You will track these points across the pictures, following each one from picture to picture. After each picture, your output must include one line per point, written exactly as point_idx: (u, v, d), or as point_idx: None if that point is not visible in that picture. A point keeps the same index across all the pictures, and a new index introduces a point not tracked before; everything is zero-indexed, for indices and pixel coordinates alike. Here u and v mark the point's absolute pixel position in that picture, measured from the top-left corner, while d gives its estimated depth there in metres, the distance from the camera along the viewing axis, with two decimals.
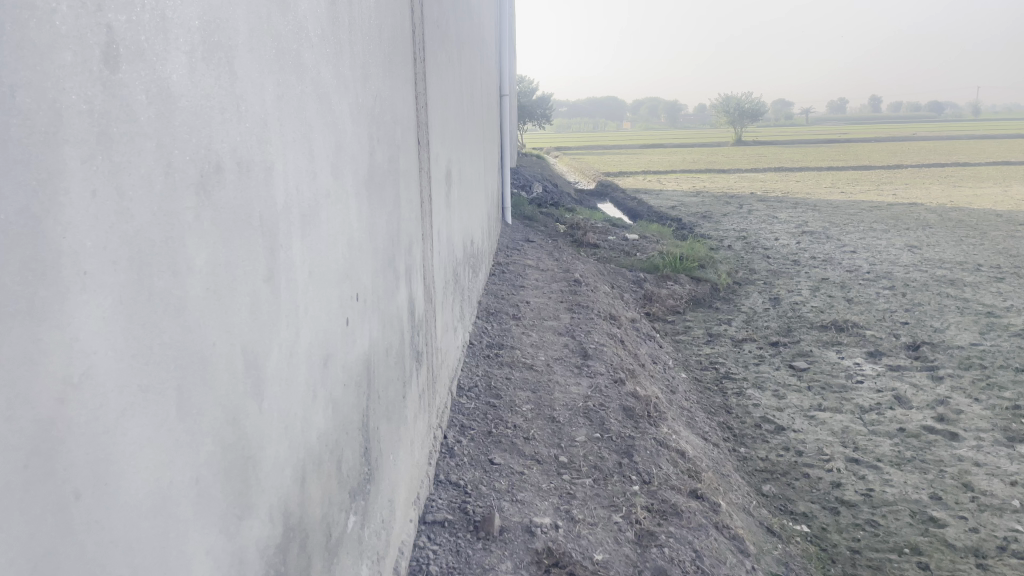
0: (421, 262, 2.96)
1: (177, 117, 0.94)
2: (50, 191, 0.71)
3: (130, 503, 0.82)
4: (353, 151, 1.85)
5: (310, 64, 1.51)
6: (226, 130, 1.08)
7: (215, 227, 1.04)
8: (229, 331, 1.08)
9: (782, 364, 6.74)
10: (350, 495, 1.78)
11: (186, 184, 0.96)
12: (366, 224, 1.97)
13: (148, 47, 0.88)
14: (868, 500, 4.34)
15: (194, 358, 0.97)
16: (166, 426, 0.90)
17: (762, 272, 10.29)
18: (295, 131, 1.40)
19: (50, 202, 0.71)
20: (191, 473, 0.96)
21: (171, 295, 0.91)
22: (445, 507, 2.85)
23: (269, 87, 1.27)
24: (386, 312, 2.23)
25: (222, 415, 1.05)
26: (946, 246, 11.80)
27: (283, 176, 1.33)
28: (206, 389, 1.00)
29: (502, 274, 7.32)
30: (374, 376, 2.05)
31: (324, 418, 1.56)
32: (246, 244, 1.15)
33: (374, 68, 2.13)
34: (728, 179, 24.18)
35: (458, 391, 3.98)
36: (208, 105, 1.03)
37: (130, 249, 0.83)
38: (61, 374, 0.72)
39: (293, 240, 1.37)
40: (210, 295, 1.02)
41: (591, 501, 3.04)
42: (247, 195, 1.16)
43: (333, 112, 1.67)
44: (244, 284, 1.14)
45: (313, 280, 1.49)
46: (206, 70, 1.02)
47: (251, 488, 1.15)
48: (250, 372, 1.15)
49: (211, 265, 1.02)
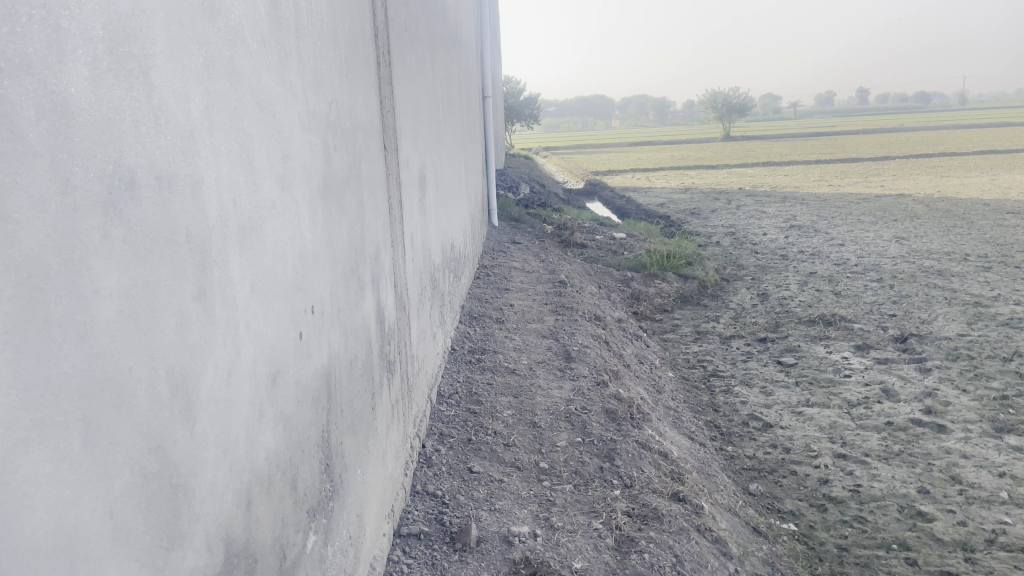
0: (391, 270, 2.91)
1: (78, 131, 0.89)
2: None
3: (23, 545, 0.77)
4: (304, 160, 1.80)
5: (248, 71, 1.46)
6: (141, 143, 1.03)
7: (129, 246, 0.99)
8: (150, 355, 1.04)
9: (770, 360, 6.71)
10: (310, 514, 1.74)
11: (90, 202, 0.91)
12: (322, 234, 1.93)
13: (40, 61, 0.83)
14: (856, 496, 4.30)
15: (105, 386, 0.92)
16: (69, 461, 0.85)
17: (750, 268, 10.28)
18: (229, 141, 1.35)
19: None
20: (104, 508, 0.91)
21: (72, 321, 0.86)
22: (421, 518, 2.80)
23: (196, 96, 1.22)
24: (350, 323, 2.18)
25: (143, 443, 1.00)
26: (934, 237, 11.80)
27: (216, 188, 1.29)
28: (122, 417, 0.96)
29: (487, 277, 7.27)
30: (336, 390, 2.01)
31: (275, 438, 1.52)
32: (170, 262, 1.10)
33: (329, 74, 2.08)
34: (717, 176, 24.16)
35: (438, 398, 3.94)
36: (117, 118, 0.98)
37: (18, 275, 0.78)
38: None
39: (230, 256, 1.32)
40: (124, 317, 0.97)
41: (571, 507, 2.99)
42: (171, 210, 1.11)
43: (278, 120, 1.63)
44: (168, 303, 1.09)
45: (256, 295, 1.44)
46: (112, 82, 0.97)
47: (181, 517, 1.10)
48: (179, 396, 1.11)
49: (124, 285, 0.97)
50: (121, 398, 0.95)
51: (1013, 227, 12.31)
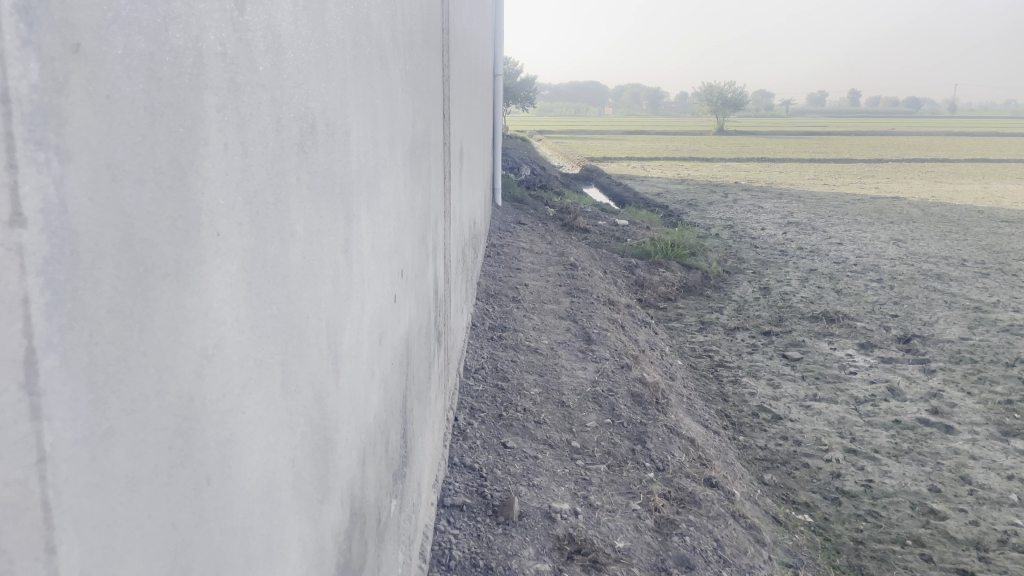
0: (443, 241, 2.88)
1: (285, 67, 0.86)
2: (191, 143, 0.61)
3: (246, 488, 0.74)
4: (402, 121, 1.77)
5: (376, 24, 1.43)
6: (319, 87, 1.00)
7: (309, 192, 0.96)
8: (318, 305, 1.01)
9: (775, 353, 6.75)
10: (394, 480, 1.72)
11: (291, 142, 0.88)
12: (408, 197, 1.90)
13: None
14: (869, 491, 4.35)
15: (294, 331, 0.90)
16: (274, 404, 0.82)
17: (751, 262, 10.33)
18: (364, 96, 1.32)
19: (194, 153, 0.61)
20: (289, 457, 0.89)
21: (279, 261, 0.83)
22: (462, 490, 2.79)
23: (348, 47, 1.19)
24: (420, 290, 2.16)
25: (312, 394, 0.98)
26: (930, 241, 11.90)
27: (356, 140, 1.26)
28: (301, 365, 0.93)
29: (497, 255, 7.25)
30: (411, 356, 1.99)
31: (378, 400, 1.50)
32: (331, 211, 1.08)
33: (416, 36, 2.05)
34: (711, 169, 24.19)
35: (465, 372, 3.92)
36: (307, 59, 0.95)
37: (251, 210, 0.75)
38: (199, 347, 0.63)
39: (361, 211, 1.30)
40: (306, 265, 0.95)
41: (608, 487, 3.00)
42: (333, 159, 1.09)
43: (390, 78, 1.60)
44: (329, 253, 1.07)
45: (374, 253, 1.42)
46: (305, 21, 0.94)
47: (330, 472, 1.08)
48: (332, 349, 1.09)
49: (306, 231, 0.95)
50: (302, 344, 0.93)
51: (1007, 235, 12.43)
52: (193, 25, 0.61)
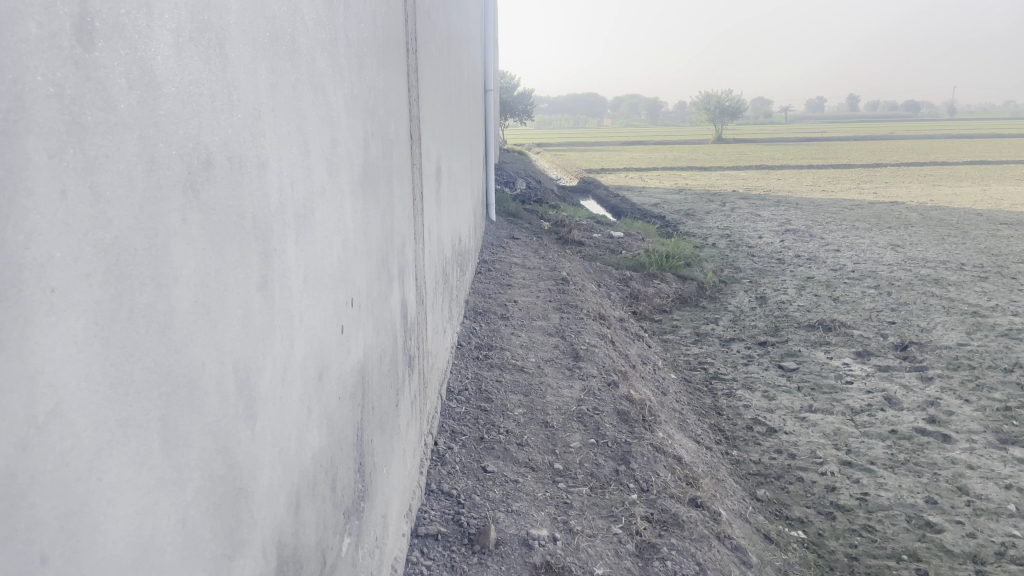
0: (413, 263, 2.83)
1: (162, 104, 0.81)
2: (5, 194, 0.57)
3: (107, 558, 0.69)
4: (348, 146, 1.72)
5: (305, 50, 1.38)
6: (216, 120, 0.95)
7: (204, 231, 0.91)
8: (220, 349, 0.96)
9: (771, 364, 6.67)
10: (345, 517, 1.66)
11: (172, 182, 0.83)
12: (360, 225, 1.85)
13: (130, 22, 0.75)
14: (864, 504, 4.27)
15: (182, 382, 0.85)
16: (149, 464, 0.77)
17: (747, 271, 10.25)
18: (289, 124, 1.27)
19: (11, 207, 0.57)
20: (177, 516, 0.83)
21: (154, 311, 0.78)
22: (438, 518, 2.73)
23: (263, 74, 1.14)
24: (380, 317, 2.11)
25: (212, 443, 0.93)
26: (928, 245, 11.81)
27: (277, 171, 1.21)
28: (194, 416, 0.88)
29: (488, 272, 7.20)
30: (369, 386, 1.94)
31: (319, 437, 1.45)
32: (239, 248, 1.03)
33: (368, 58, 2.00)
34: (709, 177, 24.11)
35: (448, 395, 3.86)
36: (197, 92, 0.90)
37: (107, 260, 0.69)
38: (23, 414, 0.58)
39: (287, 245, 1.25)
40: (199, 309, 0.89)
41: (589, 510, 2.93)
42: (239, 193, 1.03)
43: (328, 104, 1.54)
44: (236, 292, 1.02)
45: (308, 286, 1.37)
46: (193, 51, 0.89)
47: (243, 523, 1.03)
48: (242, 394, 1.03)
49: (200, 274, 0.90)
50: (195, 394, 0.88)
51: (1007, 238, 12.34)
52: (9, 67, 0.57)
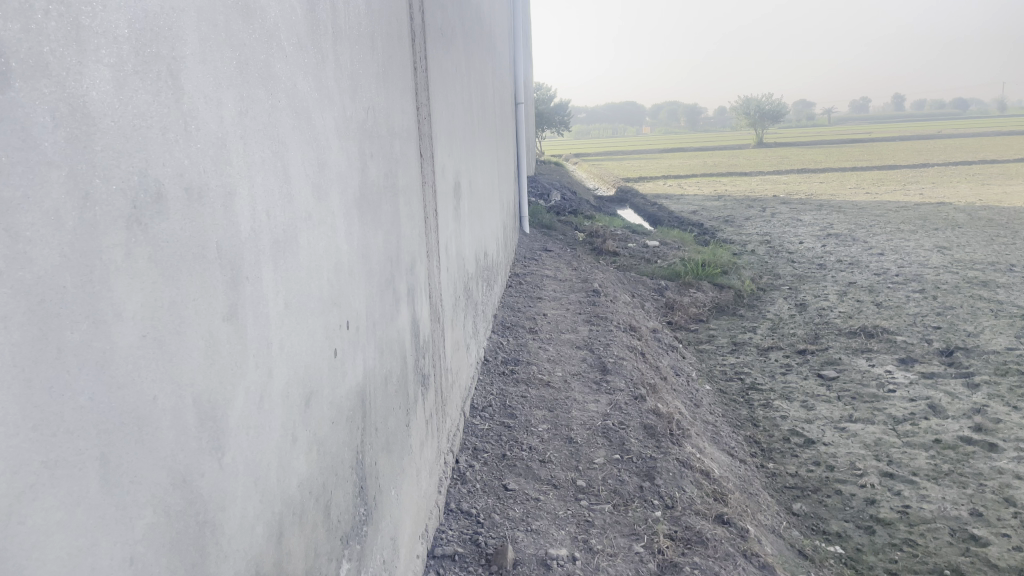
0: (426, 281, 2.82)
1: (98, 139, 0.80)
2: None
3: None
4: (340, 170, 1.72)
5: (283, 76, 1.38)
6: (168, 150, 0.95)
7: (154, 264, 0.90)
8: (176, 382, 0.95)
9: (810, 373, 6.52)
10: (343, 543, 1.64)
11: (112, 216, 0.82)
12: (357, 247, 1.85)
13: (56, 59, 0.74)
14: (905, 518, 4.13)
15: (128, 417, 0.84)
16: (85, 502, 0.76)
17: (787, 277, 10.06)
18: (263, 150, 1.27)
19: None
20: (124, 554, 0.82)
21: (90, 349, 0.77)
22: (455, 538, 2.70)
23: (229, 102, 1.14)
24: (384, 338, 2.10)
25: (167, 477, 0.92)
26: (976, 246, 11.49)
27: (249, 197, 1.20)
28: (145, 453, 0.87)
29: (519, 285, 7.17)
30: (370, 407, 1.93)
31: (307, 463, 1.43)
32: (200, 278, 1.02)
33: (365, 79, 1.99)
34: (749, 183, 23.78)
35: (471, 411, 3.84)
36: (143, 124, 0.90)
37: (28, 301, 0.69)
38: None
39: (262, 271, 1.24)
40: (148, 342, 0.88)
41: (611, 529, 2.88)
42: (199, 223, 1.02)
43: (314, 127, 1.54)
44: (198, 324, 1.01)
45: (290, 311, 1.36)
46: (137, 84, 0.89)
47: (208, 556, 1.01)
48: (206, 425, 1.02)
49: (149, 308, 0.89)
50: (144, 430, 0.87)
51: None
52: None
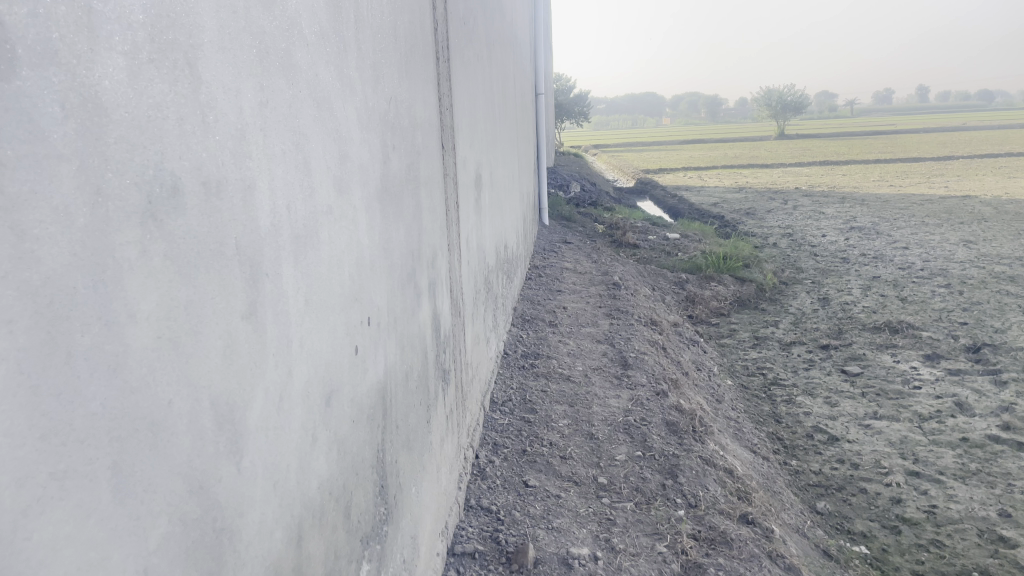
0: (447, 275, 2.78)
1: (111, 132, 0.76)
2: None
3: None
4: (362, 162, 1.68)
5: (305, 65, 1.33)
6: (186, 142, 0.91)
7: (170, 264, 0.86)
8: (192, 386, 0.91)
9: (834, 369, 6.43)
10: (362, 544, 1.61)
11: (127, 213, 0.78)
12: (378, 240, 1.81)
13: (66, 45, 0.70)
14: (931, 518, 4.05)
15: (142, 423, 0.80)
16: (96, 514, 0.72)
17: (809, 271, 9.94)
18: (284, 142, 1.22)
19: None
20: (137, 566, 0.79)
21: (101, 353, 0.73)
22: (476, 536, 2.66)
23: (248, 93, 1.10)
24: (405, 333, 2.06)
25: (183, 485, 0.88)
26: (1003, 241, 11.29)
27: (270, 191, 1.16)
28: (160, 460, 0.83)
29: (539, 278, 7.12)
30: (392, 405, 1.89)
31: (327, 464, 1.40)
32: (217, 275, 0.98)
33: (387, 69, 1.95)
34: (771, 175, 23.54)
35: (491, 406, 3.80)
36: (159, 116, 0.85)
37: (35, 303, 0.65)
38: None
39: (282, 268, 1.20)
40: (164, 344, 0.85)
41: (633, 528, 2.83)
42: (218, 219, 0.98)
43: (335, 119, 1.50)
44: (215, 324, 0.97)
45: (310, 309, 1.32)
46: (153, 74, 0.85)
47: (224, 564, 0.98)
48: (224, 429, 0.98)
49: (165, 307, 0.85)
50: (159, 437, 0.83)
51: None
52: None
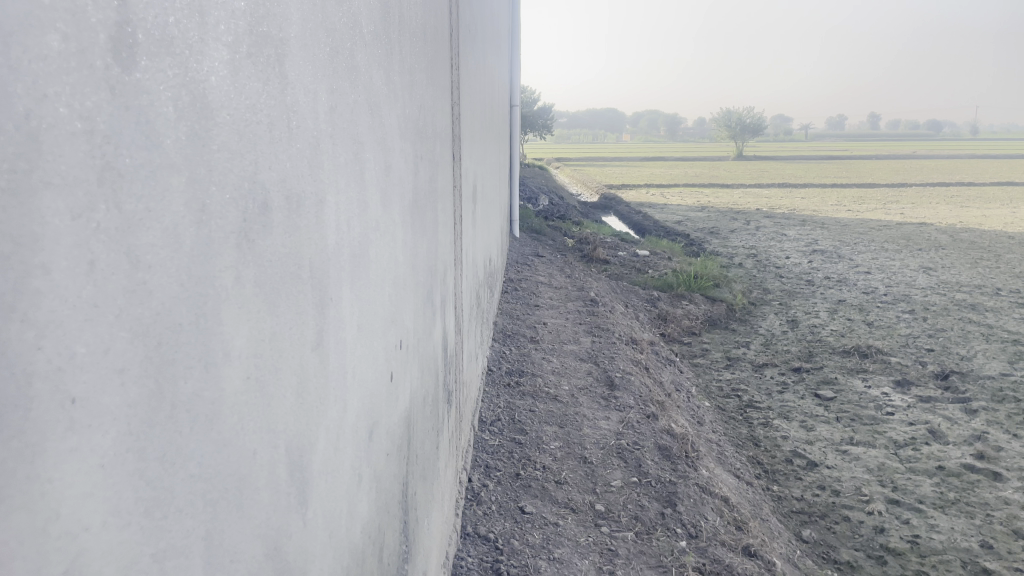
0: (452, 291, 2.66)
1: (216, 136, 0.65)
2: (26, 256, 0.42)
3: None
4: (400, 173, 1.56)
5: (363, 66, 1.22)
6: (275, 152, 0.79)
7: (259, 292, 0.74)
8: (273, 430, 0.79)
9: (807, 392, 6.43)
10: None
11: (225, 231, 0.66)
12: (409, 256, 1.69)
13: (179, 34, 0.58)
14: (915, 548, 4.03)
15: (232, 479, 0.68)
16: None
17: (777, 292, 10.01)
18: (347, 152, 1.11)
19: (31, 284, 0.42)
20: None
21: (201, 402, 0.61)
22: (476, 567, 2.54)
23: (323, 96, 0.98)
24: (424, 354, 1.94)
25: (263, 548, 0.76)
26: (961, 269, 11.52)
27: (335, 209, 1.04)
28: (244, 523, 0.71)
29: (515, 291, 7.02)
30: (413, 433, 1.77)
31: (369, 504, 1.28)
32: (295, 302, 0.86)
33: (419, 73, 1.84)
34: (733, 195, 23.76)
35: (480, 426, 3.68)
36: (255, 120, 0.74)
37: (146, 344, 0.53)
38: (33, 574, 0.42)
39: (343, 291, 1.08)
40: (252, 384, 0.73)
41: (636, 560, 2.75)
42: (297, 237, 0.86)
43: (383, 124, 1.38)
44: (291, 355, 0.85)
45: (361, 333, 1.20)
46: (250, 70, 0.73)
47: None
48: (296, 478, 0.86)
49: (254, 343, 0.73)
50: (245, 492, 0.71)
51: None
52: (29, 90, 0.42)
